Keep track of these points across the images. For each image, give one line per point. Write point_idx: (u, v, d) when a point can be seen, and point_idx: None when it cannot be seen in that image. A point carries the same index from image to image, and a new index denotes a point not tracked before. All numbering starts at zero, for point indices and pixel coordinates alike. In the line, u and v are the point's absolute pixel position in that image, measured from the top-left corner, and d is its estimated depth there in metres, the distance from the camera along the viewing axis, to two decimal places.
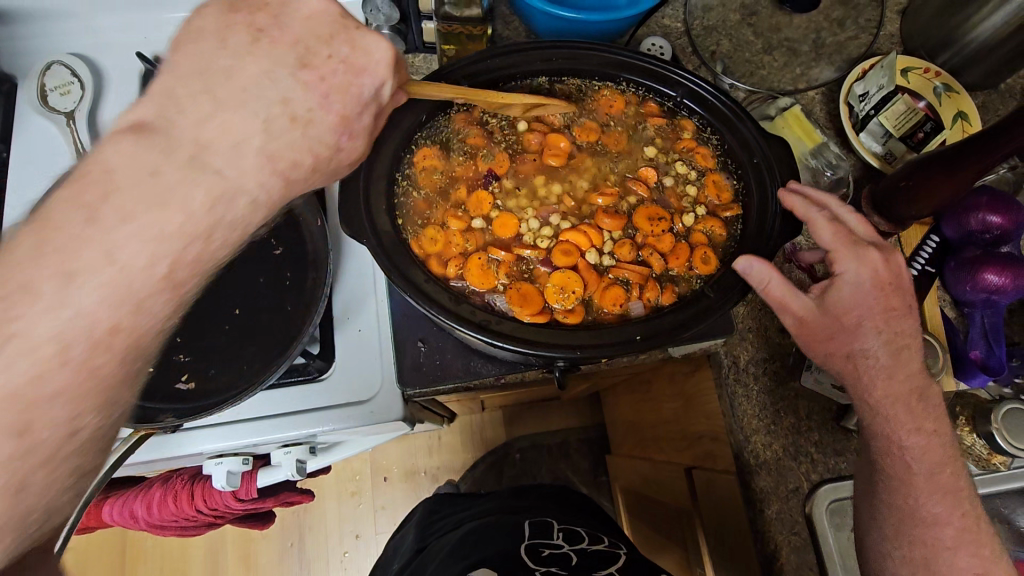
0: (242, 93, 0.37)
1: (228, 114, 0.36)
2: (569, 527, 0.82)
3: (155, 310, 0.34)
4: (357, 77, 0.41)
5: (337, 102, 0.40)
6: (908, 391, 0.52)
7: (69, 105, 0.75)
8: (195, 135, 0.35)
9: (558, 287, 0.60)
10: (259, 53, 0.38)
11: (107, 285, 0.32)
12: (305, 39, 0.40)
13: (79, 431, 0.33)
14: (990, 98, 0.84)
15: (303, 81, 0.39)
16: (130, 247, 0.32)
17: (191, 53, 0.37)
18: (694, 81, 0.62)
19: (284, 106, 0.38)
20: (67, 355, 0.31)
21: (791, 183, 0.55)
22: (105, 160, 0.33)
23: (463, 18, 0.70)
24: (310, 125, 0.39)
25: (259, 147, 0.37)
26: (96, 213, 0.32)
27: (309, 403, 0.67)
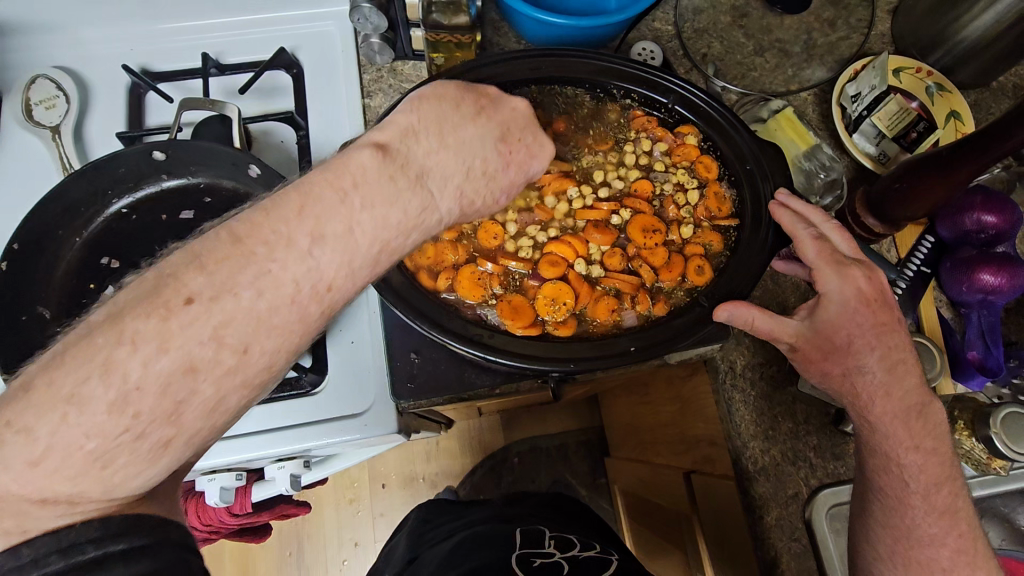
0: (460, 144, 0.48)
1: (446, 156, 0.46)
2: (561, 535, 0.81)
3: (357, 281, 0.42)
4: (529, 160, 0.54)
5: (515, 173, 0.53)
6: (906, 408, 0.50)
7: (54, 119, 0.75)
8: (422, 163, 0.45)
9: (549, 299, 0.59)
10: (478, 124, 0.50)
11: (339, 250, 0.40)
12: (509, 122, 0.52)
13: (272, 365, 0.39)
14: (982, 97, 0.84)
15: (501, 151, 0.51)
16: (364, 227, 0.40)
17: (434, 110, 0.47)
18: (685, 87, 0.62)
19: (481, 162, 0.49)
20: (295, 297, 0.38)
21: (781, 192, 0.55)
22: (358, 161, 0.41)
23: (451, 26, 0.69)
24: (493, 179, 0.51)
25: (458, 184, 0.47)
26: (347, 196, 0.40)
27: (303, 417, 0.67)
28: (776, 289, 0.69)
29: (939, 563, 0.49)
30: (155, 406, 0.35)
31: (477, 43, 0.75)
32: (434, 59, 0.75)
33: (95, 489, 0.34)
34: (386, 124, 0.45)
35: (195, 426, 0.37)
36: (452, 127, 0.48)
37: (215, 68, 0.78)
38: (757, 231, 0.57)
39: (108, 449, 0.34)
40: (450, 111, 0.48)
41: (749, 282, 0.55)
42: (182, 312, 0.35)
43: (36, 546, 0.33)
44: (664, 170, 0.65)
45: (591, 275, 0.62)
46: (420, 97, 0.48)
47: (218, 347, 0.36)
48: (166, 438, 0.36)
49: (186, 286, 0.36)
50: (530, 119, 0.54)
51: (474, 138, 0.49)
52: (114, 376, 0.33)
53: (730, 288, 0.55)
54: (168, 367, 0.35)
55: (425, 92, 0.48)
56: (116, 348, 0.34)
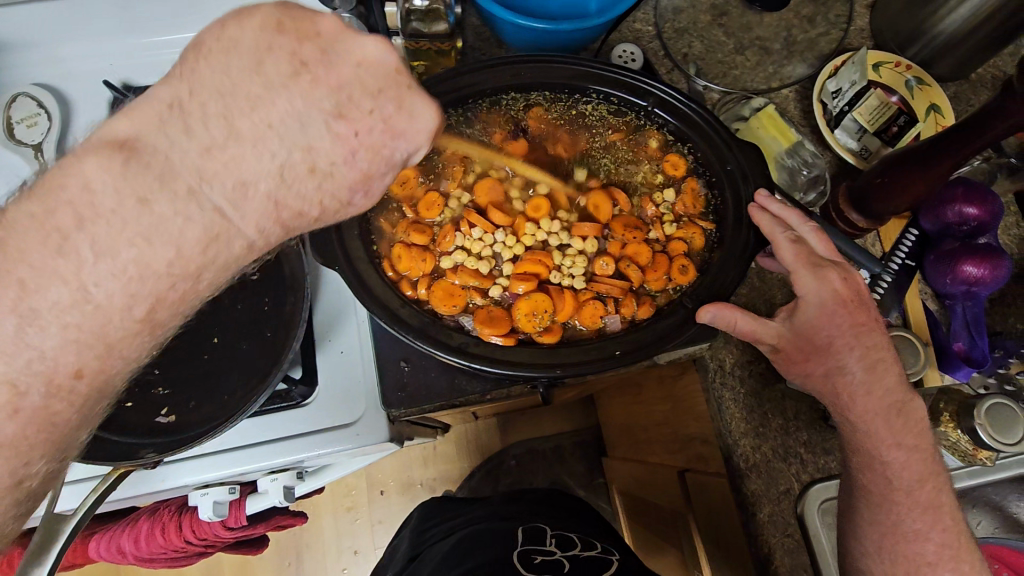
0: (265, 128, 0.31)
1: (240, 149, 0.31)
2: (561, 533, 0.81)
3: (131, 352, 0.33)
4: (391, 141, 0.34)
5: (365, 161, 0.33)
6: (888, 406, 0.50)
7: (36, 138, 0.74)
8: (197, 166, 0.31)
9: (530, 312, 0.58)
10: (293, 89, 0.32)
11: (73, 328, 0.30)
12: (350, 85, 0.33)
13: (25, 478, 0.33)
14: (961, 89, 0.85)
15: (337, 133, 0.33)
16: (107, 288, 0.30)
17: (214, 70, 0.31)
18: (663, 89, 0.61)
19: (304, 154, 0.32)
20: (18, 405, 0.30)
21: (760, 192, 0.55)
22: (86, 176, 0.30)
23: (430, 33, 0.69)
24: (327, 179, 0.33)
25: (267, 192, 0.32)
26: (67, 243, 0.29)
27: (295, 428, 0.67)
28: (762, 287, 0.69)
29: (924, 559, 0.50)
30: None
31: (457, 50, 0.75)
32: (414, 66, 0.76)
33: None
34: (137, 104, 0.31)
35: None
36: (260, 106, 0.31)
37: None
38: (737, 234, 0.56)
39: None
40: (246, 78, 0.31)
41: (732, 283, 0.55)
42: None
43: None
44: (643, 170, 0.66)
45: (566, 282, 0.62)
46: (197, 45, 0.32)
47: None
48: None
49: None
50: (392, 76, 0.34)
51: (285, 119, 0.32)
52: None
53: (715, 289, 0.55)
54: None
55: (210, 32, 0.32)
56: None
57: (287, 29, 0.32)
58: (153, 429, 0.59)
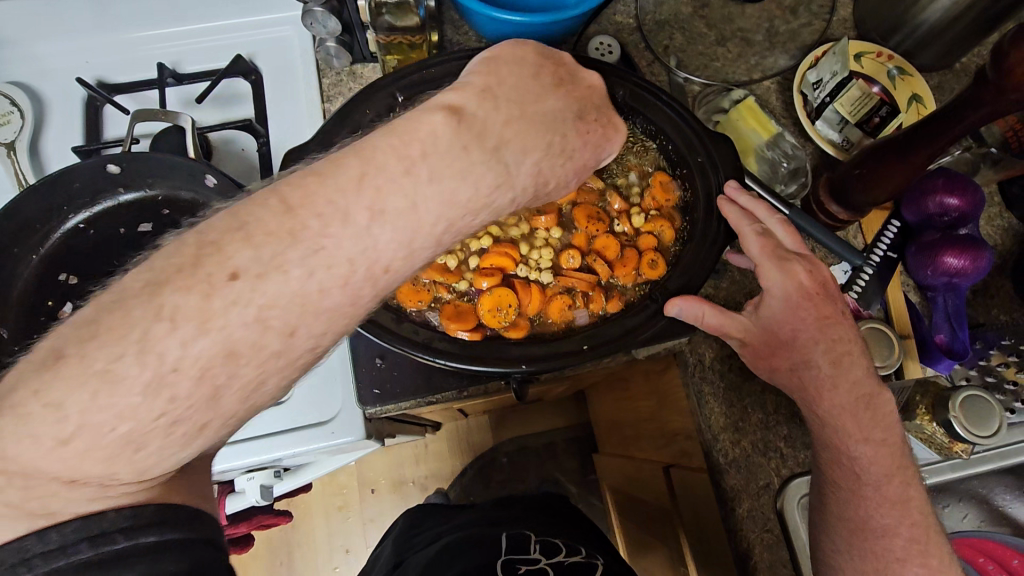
0: (541, 118, 0.46)
1: (524, 126, 0.44)
2: (546, 539, 0.81)
3: (413, 263, 0.40)
4: (605, 142, 0.51)
5: (589, 155, 0.50)
6: (855, 400, 0.50)
7: (8, 136, 0.73)
8: (499, 132, 0.43)
9: (495, 307, 0.58)
10: (557, 97, 0.48)
11: (403, 229, 0.38)
12: (587, 100, 0.50)
13: (317, 347, 0.37)
14: (945, 79, 0.84)
15: (580, 130, 0.49)
16: (429, 208, 0.38)
17: (507, 73, 0.46)
18: (638, 79, 0.59)
19: (560, 138, 0.47)
20: (348, 280, 0.36)
21: (729, 184, 0.54)
22: (429, 126, 0.40)
23: (403, 28, 0.69)
24: (569, 160, 0.48)
25: (535, 162, 0.45)
26: (415, 167, 0.38)
27: (268, 428, 0.66)
28: (742, 280, 0.68)
29: (893, 553, 0.48)
30: (191, 392, 0.33)
31: (432, 43, 0.74)
32: (388, 60, 0.74)
33: (129, 472, 0.33)
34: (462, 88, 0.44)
35: (233, 408, 0.35)
36: (538, 102, 0.46)
37: (171, 78, 0.77)
38: (706, 224, 0.55)
39: (134, 439, 0.32)
40: (527, 82, 0.47)
41: (699, 278, 0.54)
42: (226, 289, 0.33)
43: (64, 533, 0.32)
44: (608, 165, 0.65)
45: (533, 275, 0.62)
46: (493, 60, 0.46)
47: (262, 329, 0.34)
48: (202, 424, 0.34)
49: (230, 260, 0.33)
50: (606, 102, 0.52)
51: (555, 113, 0.47)
52: (150, 356, 0.31)
53: (681, 282, 0.54)
54: (207, 349, 0.32)
55: (501, 53, 0.47)
56: (154, 323, 0.32)
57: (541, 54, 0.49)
58: None
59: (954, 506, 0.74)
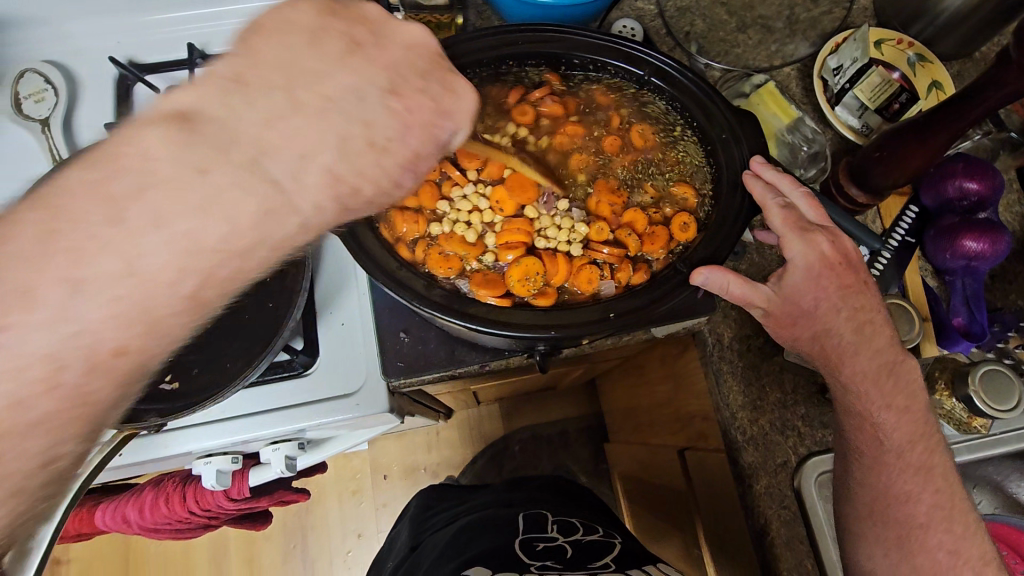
0: (327, 103, 0.35)
1: (303, 122, 0.35)
2: (563, 519, 0.82)
3: (167, 334, 0.33)
4: (442, 120, 0.39)
5: (416, 139, 0.38)
6: (877, 368, 0.54)
7: (43, 112, 0.75)
8: (262, 136, 0.34)
9: (524, 274, 0.59)
10: (351, 66, 0.37)
11: (122, 301, 0.31)
12: (401, 66, 0.38)
13: (49, 462, 0.31)
14: (964, 67, 0.84)
15: (392, 109, 0.37)
16: (154, 258, 0.31)
17: (279, 46, 0.35)
18: (659, 58, 0.62)
19: (363, 129, 0.36)
20: (51, 385, 0.30)
21: (756, 158, 0.55)
22: (147, 149, 0.31)
23: (431, 7, 0.71)
24: (387, 153, 0.37)
25: (328, 164, 0.35)
26: (123, 214, 0.30)
27: (295, 399, 0.68)
28: (761, 261, 0.69)
29: (916, 518, 0.53)
30: None
31: (457, 24, 0.75)
32: None
33: None
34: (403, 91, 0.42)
35: None
36: (321, 80, 0.36)
37: (201, 58, 0.79)
38: (731, 197, 0.56)
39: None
40: (305, 56, 0.36)
41: (725, 248, 0.55)
42: None
43: None
44: (628, 138, 0.66)
45: (558, 245, 0.62)
46: (260, 30, 0.36)
47: None
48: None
49: None
50: (436, 63, 0.40)
51: (347, 92, 0.36)
52: None
53: (708, 253, 0.55)
54: None
55: (268, 19, 0.36)
56: None
57: (341, 15, 0.38)
58: (158, 395, 0.59)
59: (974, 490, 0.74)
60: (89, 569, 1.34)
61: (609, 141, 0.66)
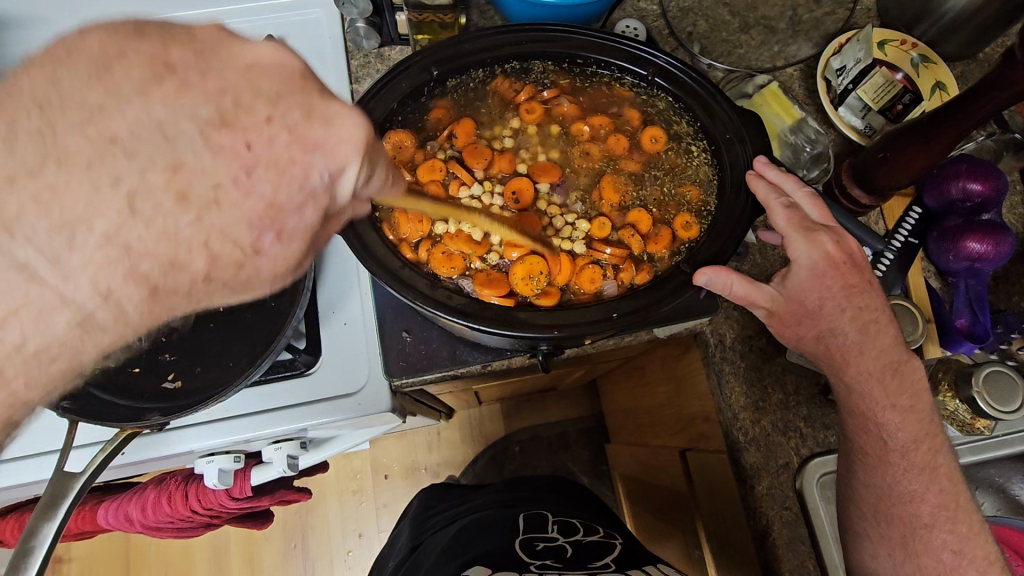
0: (117, 153, 0.29)
1: (73, 182, 0.28)
2: (563, 519, 0.81)
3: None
4: (305, 155, 0.32)
5: (265, 188, 0.31)
6: (881, 367, 0.53)
7: None
8: (19, 211, 0.28)
9: (526, 275, 0.59)
10: (161, 101, 0.29)
11: None
12: (237, 91, 0.30)
13: None
14: (967, 68, 0.84)
15: (217, 149, 0.30)
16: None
17: (61, 81, 0.28)
18: (663, 58, 0.62)
19: (171, 178, 0.30)
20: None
21: (758, 158, 0.55)
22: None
23: (435, 7, 0.70)
24: (217, 211, 0.31)
25: (110, 233, 0.29)
26: None
27: (299, 399, 0.68)
28: (764, 261, 0.69)
29: (919, 519, 0.53)
30: None
31: (460, 24, 0.75)
32: (418, 41, 0.76)
33: None
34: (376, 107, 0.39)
35: None
36: (107, 118, 0.29)
37: None
38: (733, 197, 0.57)
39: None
40: (86, 88, 0.28)
41: (729, 247, 0.55)
42: None
43: None
44: (632, 137, 0.66)
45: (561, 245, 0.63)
46: (50, 53, 0.29)
47: None
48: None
49: None
50: (296, 83, 0.32)
51: (148, 137, 0.29)
52: None
53: (711, 253, 0.55)
54: None
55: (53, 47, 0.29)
56: None
57: (149, 35, 0.30)
58: (162, 394, 0.60)
59: (976, 490, 0.74)
60: (89, 569, 1.35)
61: (614, 139, 0.66)
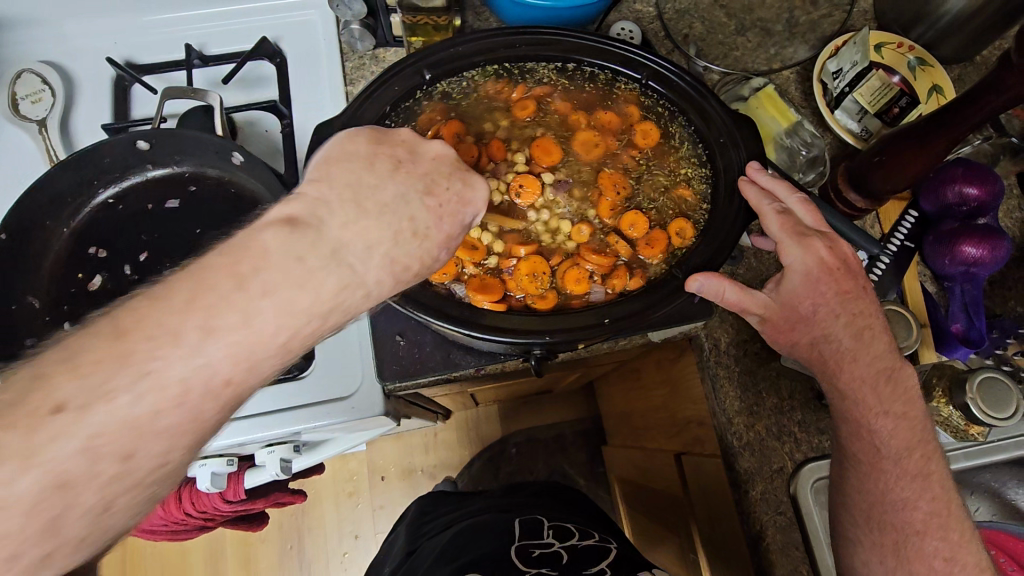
0: (383, 206, 0.41)
1: (368, 221, 0.39)
2: (558, 524, 0.81)
3: (263, 371, 0.36)
4: (465, 208, 0.45)
5: (449, 225, 0.43)
6: (874, 374, 0.53)
7: (40, 113, 0.75)
8: (338, 235, 0.38)
9: (530, 274, 0.60)
10: (397, 179, 0.42)
11: (239, 346, 0.34)
12: (433, 173, 0.44)
13: (165, 466, 0.34)
14: (965, 71, 0.84)
15: (428, 206, 0.43)
16: (266, 319, 0.35)
17: (344, 170, 0.41)
18: (656, 61, 0.62)
19: (409, 223, 0.41)
20: (184, 400, 0.33)
21: (751, 164, 0.55)
22: (263, 240, 0.36)
23: (427, 9, 0.70)
24: (425, 240, 0.42)
25: (386, 252, 0.40)
26: (245, 282, 0.35)
27: (292, 401, 0.67)
28: (760, 266, 0.69)
29: (911, 525, 0.53)
30: (20, 527, 0.30)
31: (454, 26, 0.75)
32: (412, 42, 0.76)
33: None
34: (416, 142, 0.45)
35: (79, 534, 0.32)
36: (370, 190, 0.41)
37: (198, 59, 0.79)
38: (726, 203, 0.57)
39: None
40: (363, 173, 0.42)
41: (724, 251, 0.55)
42: (47, 423, 0.30)
43: None
44: (624, 134, 0.66)
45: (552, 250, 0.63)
46: (327, 158, 0.42)
47: (93, 459, 0.31)
48: (43, 556, 0.31)
49: (54, 392, 0.30)
50: (457, 164, 0.46)
51: (393, 198, 0.41)
52: None
53: (706, 257, 0.55)
54: (33, 484, 0.30)
55: (332, 150, 0.43)
56: None
57: (383, 141, 0.45)
58: None
59: (970, 495, 0.74)
60: None
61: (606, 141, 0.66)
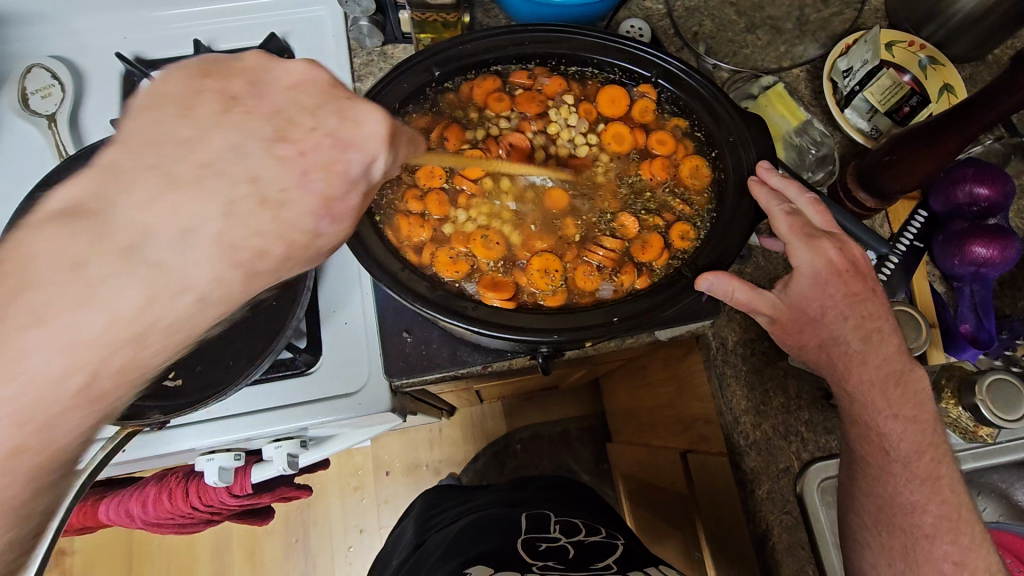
0: (202, 169, 0.32)
1: (180, 195, 0.31)
2: (566, 519, 0.81)
3: (65, 427, 0.30)
4: (343, 152, 0.36)
5: (319, 180, 0.35)
6: (884, 376, 0.53)
7: (51, 108, 0.75)
8: (136, 220, 0.30)
9: (541, 271, 0.60)
10: (226, 125, 0.34)
11: (14, 406, 0.28)
12: (283, 110, 0.35)
13: None
14: (976, 70, 0.83)
15: (279, 156, 0.34)
16: (41, 359, 0.28)
17: (146, 121, 0.33)
18: (667, 60, 0.61)
19: (251, 185, 0.33)
20: None
21: (763, 164, 0.55)
22: (19, 247, 0.28)
23: (438, 6, 0.70)
24: (283, 208, 0.34)
25: (216, 232, 0.32)
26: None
27: (298, 398, 0.68)
28: (767, 263, 0.69)
29: (920, 529, 0.53)
30: None
31: (463, 23, 0.75)
32: (421, 39, 0.76)
33: None
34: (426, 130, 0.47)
35: None
36: (196, 147, 0.33)
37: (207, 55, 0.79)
38: (737, 204, 0.57)
39: None
40: (175, 123, 0.33)
41: (728, 254, 0.55)
42: None
43: None
44: (636, 131, 0.65)
45: (564, 248, 0.63)
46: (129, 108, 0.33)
47: None
48: None
49: None
50: (326, 93, 0.37)
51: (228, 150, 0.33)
52: None
53: (712, 259, 0.55)
54: None
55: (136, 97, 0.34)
56: None
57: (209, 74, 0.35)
58: (163, 392, 0.59)
59: (978, 495, 0.74)
60: (91, 562, 1.35)
61: (619, 140, 0.66)
